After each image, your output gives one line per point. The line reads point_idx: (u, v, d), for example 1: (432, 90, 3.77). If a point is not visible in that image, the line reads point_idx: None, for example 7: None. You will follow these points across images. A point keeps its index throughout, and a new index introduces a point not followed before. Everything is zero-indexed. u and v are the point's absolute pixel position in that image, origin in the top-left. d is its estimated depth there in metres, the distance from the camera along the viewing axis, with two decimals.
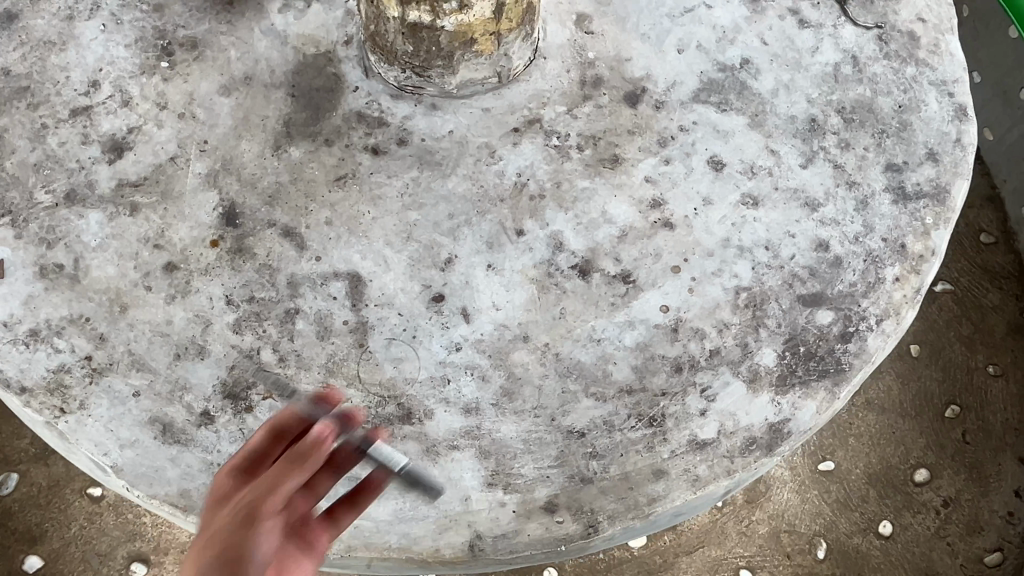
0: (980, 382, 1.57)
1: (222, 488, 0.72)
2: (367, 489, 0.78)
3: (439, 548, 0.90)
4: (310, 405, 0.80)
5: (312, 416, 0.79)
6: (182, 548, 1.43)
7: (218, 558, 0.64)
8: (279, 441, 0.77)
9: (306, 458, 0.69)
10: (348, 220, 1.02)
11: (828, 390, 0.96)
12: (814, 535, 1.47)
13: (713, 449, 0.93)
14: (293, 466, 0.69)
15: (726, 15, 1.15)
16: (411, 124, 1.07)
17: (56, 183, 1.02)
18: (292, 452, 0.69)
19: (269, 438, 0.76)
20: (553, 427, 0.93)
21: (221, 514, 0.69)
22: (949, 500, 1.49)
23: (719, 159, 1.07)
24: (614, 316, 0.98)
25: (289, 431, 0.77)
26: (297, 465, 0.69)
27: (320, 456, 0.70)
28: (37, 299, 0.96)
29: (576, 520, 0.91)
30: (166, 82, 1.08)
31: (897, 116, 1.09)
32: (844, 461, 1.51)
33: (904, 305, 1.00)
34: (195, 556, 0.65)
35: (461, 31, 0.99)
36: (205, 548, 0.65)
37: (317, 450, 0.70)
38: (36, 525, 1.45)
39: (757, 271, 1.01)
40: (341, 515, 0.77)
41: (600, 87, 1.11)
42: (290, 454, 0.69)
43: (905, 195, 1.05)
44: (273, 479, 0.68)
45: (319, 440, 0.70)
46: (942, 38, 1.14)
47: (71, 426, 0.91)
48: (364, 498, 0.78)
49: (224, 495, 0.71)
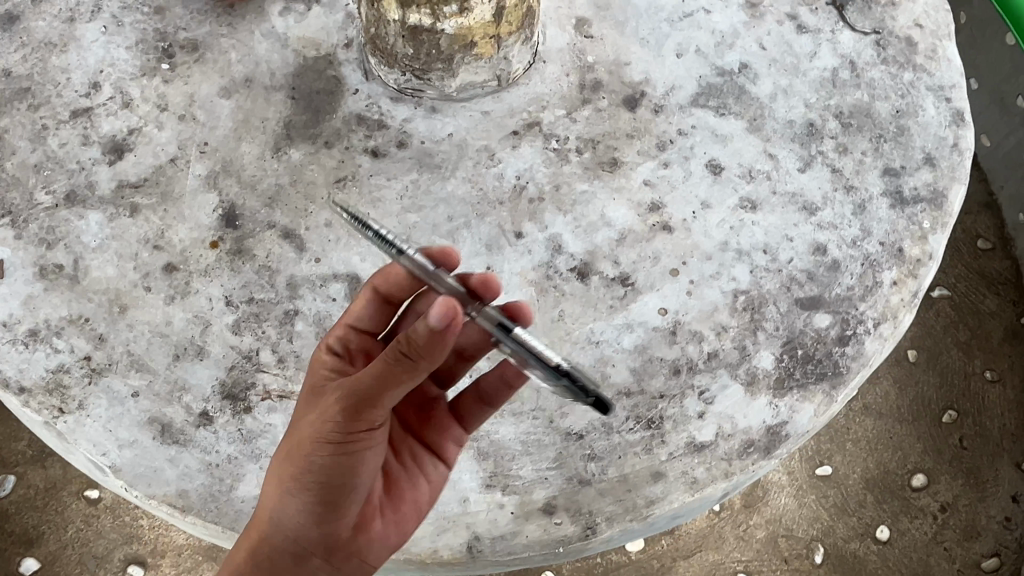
0: (977, 388, 1.57)
1: (316, 390, 0.77)
2: (507, 381, 0.83)
3: (437, 550, 0.89)
4: (420, 264, 0.75)
5: (432, 276, 0.76)
6: (179, 550, 1.43)
7: (301, 464, 0.71)
8: (382, 305, 0.81)
9: (407, 363, 0.65)
10: (347, 222, 1.02)
11: (826, 393, 0.96)
12: (811, 539, 1.47)
13: (712, 451, 0.93)
14: (391, 377, 0.66)
15: (724, 21, 1.16)
16: (411, 126, 1.08)
17: (56, 183, 1.02)
18: (388, 362, 0.66)
19: (377, 304, 0.81)
20: (551, 429, 0.94)
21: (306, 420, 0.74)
22: (946, 505, 1.49)
23: (717, 162, 1.07)
24: (613, 318, 0.99)
25: (393, 295, 0.81)
26: (392, 371, 0.66)
27: (425, 371, 0.66)
28: (36, 300, 0.96)
29: (574, 522, 0.90)
30: (167, 84, 1.09)
31: (894, 121, 1.10)
32: (842, 465, 1.51)
33: (902, 309, 1.00)
34: (289, 453, 0.73)
35: (461, 34, 1.00)
36: (294, 448, 0.72)
37: (425, 354, 0.65)
38: (32, 527, 1.44)
39: (755, 274, 1.01)
40: (468, 408, 0.86)
41: (599, 91, 1.12)
42: (384, 363, 0.66)
43: (903, 199, 1.05)
44: (369, 386, 0.67)
45: (437, 330, 0.63)
46: (939, 44, 1.15)
47: (70, 426, 0.91)
48: (490, 389, 0.84)
49: (316, 397, 0.76)
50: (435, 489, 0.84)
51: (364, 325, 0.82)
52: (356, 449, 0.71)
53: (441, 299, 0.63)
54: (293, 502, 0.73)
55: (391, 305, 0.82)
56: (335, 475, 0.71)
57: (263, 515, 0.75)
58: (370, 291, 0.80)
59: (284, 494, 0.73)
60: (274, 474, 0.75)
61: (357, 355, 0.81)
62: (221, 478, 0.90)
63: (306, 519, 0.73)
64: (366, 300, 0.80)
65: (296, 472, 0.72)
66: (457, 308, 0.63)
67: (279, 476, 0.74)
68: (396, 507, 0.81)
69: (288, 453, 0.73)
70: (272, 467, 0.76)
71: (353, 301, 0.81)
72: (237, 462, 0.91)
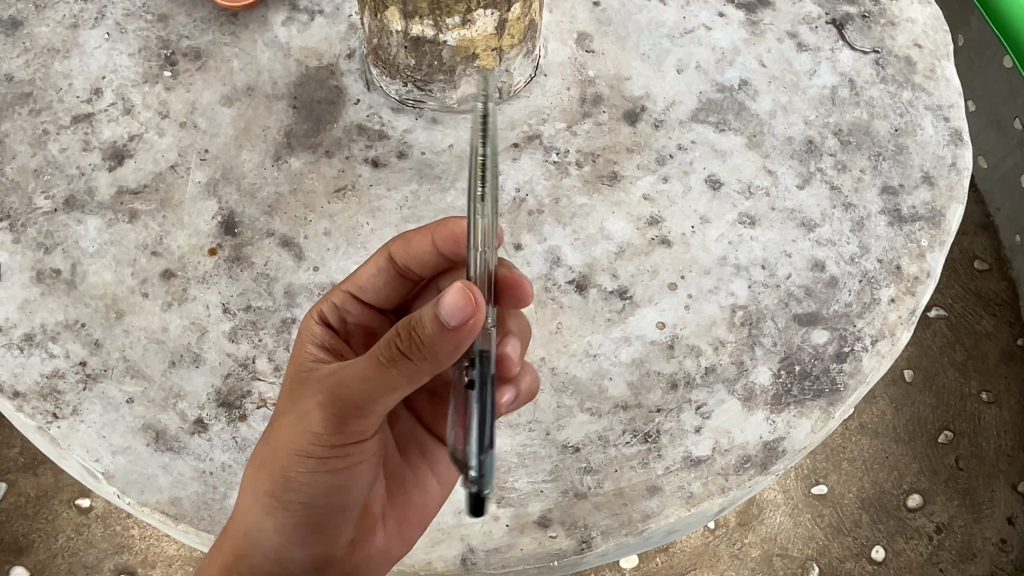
0: (973, 409, 1.57)
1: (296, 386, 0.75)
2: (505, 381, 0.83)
3: (430, 561, 0.89)
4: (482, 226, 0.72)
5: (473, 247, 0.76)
6: (170, 561, 1.41)
7: (286, 478, 0.71)
8: (395, 278, 0.84)
9: (404, 365, 0.63)
10: (346, 231, 1.03)
11: (823, 409, 0.95)
12: (805, 559, 1.46)
13: (707, 466, 0.92)
14: (382, 383, 0.65)
15: (725, 37, 1.16)
16: (412, 137, 1.08)
17: (56, 188, 1.02)
18: (382, 365, 0.64)
19: (391, 275, 0.83)
20: (547, 441, 0.93)
21: (284, 420, 0.72)
22: (942, 526, 1.49)
23: (716, 178, 1.08)
24: (610, 331, 0.99)
25: (409, 269, 0.83)
26: (380, 376, 0.64)
27: (421, 375, 0.64)
28: (32, 304, 0.96)
29: (569, 535, 0.89)
30: (169, 91, 1.09)
31: (893, 139, 1.10)
32: (838, 484, 1.50)
33: (899, 326, 1.00)
34: (263, 468, 0.73)
35: (463, 46, 0.98)
36: (271, 463, 0.72)
37: (428, 357, 0.63)
38: (22, 535, 1.43)
39: (753, 290, 1.01)
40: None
41: (599, 105, 1.12)
42: (375, 367, 0.64)
43: (901, 217, 1.05)
44: (357, 393, 0.66)
45: (445, 329, 0.61)
46: (937, 64, 1.15)
47: (63, 430, 0.90)
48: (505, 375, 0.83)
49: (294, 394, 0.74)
50: (442, 486, 0.84)
51: (371, 295, 0.84)
52: (341, 462, 0.71)
53: (454, 291, 0.61)
54: (272, 522, 0.73)
55: (405, 279, 0.84)
56: (319, 491, 0.72)
57: (240, 535, 0.75)
58: (384, 257, 0.82)
59: (264, 514, 0.73)
60: (247, 485, 0.75)
61: (353, 330, 0.84)
62: (214, 486, 0.89)
63: (289, 540, 0.74)
64: (380, 268, 0.82)
65: (276, 488, 0.72)
66: (475, 306, 0.61)
67: (256, 494, 0.73)
68: (400, 515, 0.81)
69: (262, 467, 0.73)
70: (250, 479, 0.75)
71: (362, 266, 0.83)
72: (231, 469, 0.90)
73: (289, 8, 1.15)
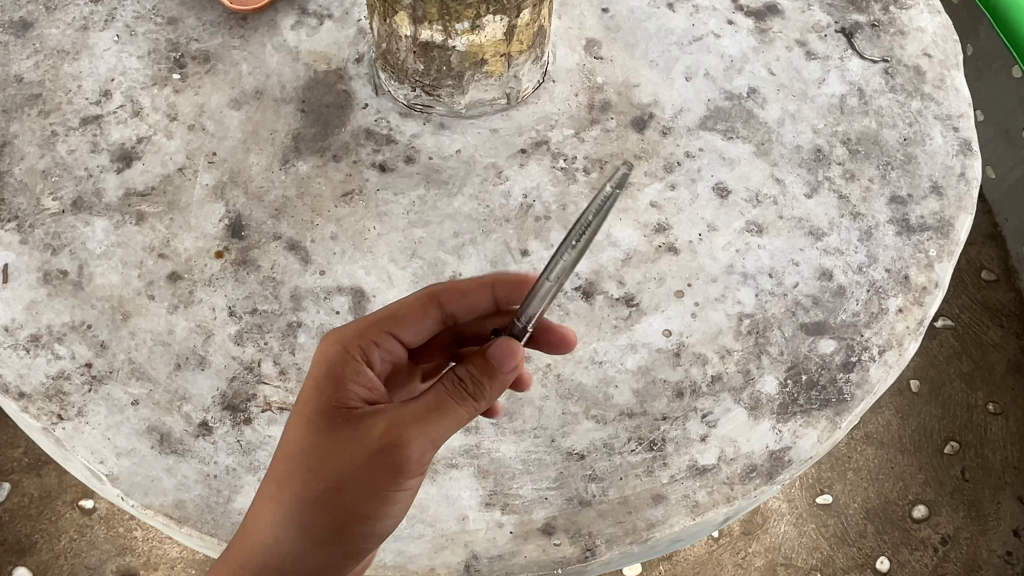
0: (980, 420, 1.56)
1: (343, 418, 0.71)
2: None
3: (433, 568, 0.88)
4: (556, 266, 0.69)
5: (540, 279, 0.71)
6: (172, 563, 1.40)
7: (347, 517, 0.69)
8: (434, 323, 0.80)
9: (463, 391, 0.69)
10: (353, 236, 1.03)
11: (829, 418, 0.95)
12: (810, 569, 1.44)
13: (713, 475, 0.92)
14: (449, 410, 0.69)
15: (734, 45, 1.16)
16: (420, 142, 1.08)
17: (64, 190, 1.02)
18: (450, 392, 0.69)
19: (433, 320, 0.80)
20: (552, 448, 0.93)
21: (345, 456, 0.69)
22: (947, 537, 1.47)
23: (724, 186, 1.07)
24: (616, 338, 0.99)
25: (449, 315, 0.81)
26: (443, 404, 0.68)
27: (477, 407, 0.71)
28: (38, 305, 0.96)
29: (573, 543, 0.88)
30: (178, 94, 1.09)
31: (902, 149, 1.09)
32: (842, 495, 1.50)
33: (907, 336, 0.99)
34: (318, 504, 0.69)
35: (472, 51, 0.99)
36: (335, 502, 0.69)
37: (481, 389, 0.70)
38: (25, 536, 1.43)
39: (760, 298, 1.01)
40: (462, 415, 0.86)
41: (607, 112, 1.12)
42: (437, 396, 0.68)
43: (909, 227, 1.05)
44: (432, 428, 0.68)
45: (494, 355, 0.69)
46: (947, 73, 1.15)
47: (68, 432, 0.90)
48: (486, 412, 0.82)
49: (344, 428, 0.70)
50: None
51: (406, 341, 0.79)
52: (401, 501, 0.71)
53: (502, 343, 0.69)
54: (311, 550, 0.71)
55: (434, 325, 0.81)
56: (372, 527, 0.71)
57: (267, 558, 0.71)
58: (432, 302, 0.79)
59: (304, 543, 0.70)
60: (267, 519, 0.71)
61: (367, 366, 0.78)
62: (218, 489, 0.89)
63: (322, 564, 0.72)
64: (426, 312, 0.79)
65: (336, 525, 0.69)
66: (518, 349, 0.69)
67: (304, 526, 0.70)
68: None
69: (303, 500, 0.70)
70: (288, 508, 0.70)
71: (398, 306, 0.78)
72: (234, 473, 0.89)
73: (298, 12, 1.16)
